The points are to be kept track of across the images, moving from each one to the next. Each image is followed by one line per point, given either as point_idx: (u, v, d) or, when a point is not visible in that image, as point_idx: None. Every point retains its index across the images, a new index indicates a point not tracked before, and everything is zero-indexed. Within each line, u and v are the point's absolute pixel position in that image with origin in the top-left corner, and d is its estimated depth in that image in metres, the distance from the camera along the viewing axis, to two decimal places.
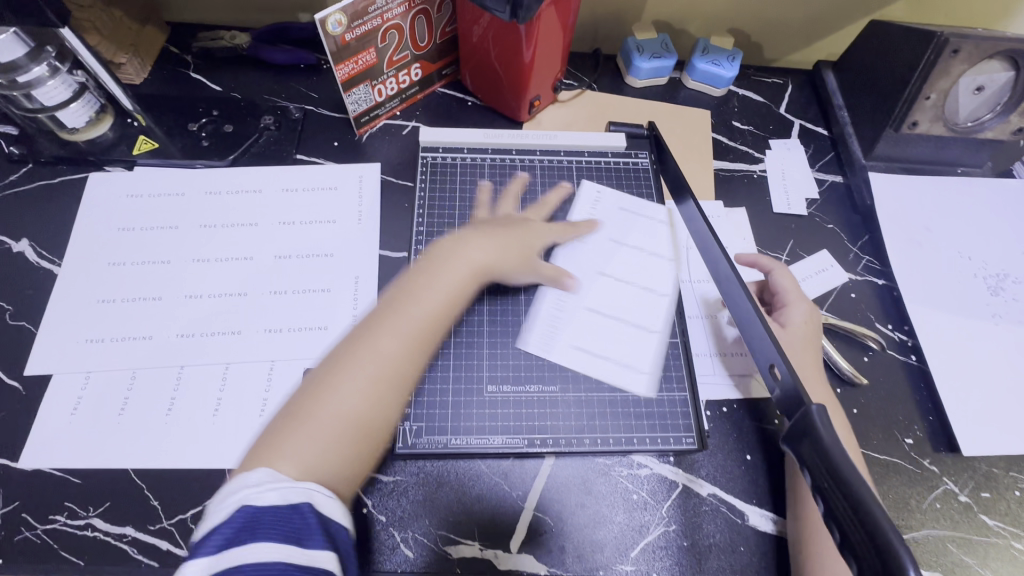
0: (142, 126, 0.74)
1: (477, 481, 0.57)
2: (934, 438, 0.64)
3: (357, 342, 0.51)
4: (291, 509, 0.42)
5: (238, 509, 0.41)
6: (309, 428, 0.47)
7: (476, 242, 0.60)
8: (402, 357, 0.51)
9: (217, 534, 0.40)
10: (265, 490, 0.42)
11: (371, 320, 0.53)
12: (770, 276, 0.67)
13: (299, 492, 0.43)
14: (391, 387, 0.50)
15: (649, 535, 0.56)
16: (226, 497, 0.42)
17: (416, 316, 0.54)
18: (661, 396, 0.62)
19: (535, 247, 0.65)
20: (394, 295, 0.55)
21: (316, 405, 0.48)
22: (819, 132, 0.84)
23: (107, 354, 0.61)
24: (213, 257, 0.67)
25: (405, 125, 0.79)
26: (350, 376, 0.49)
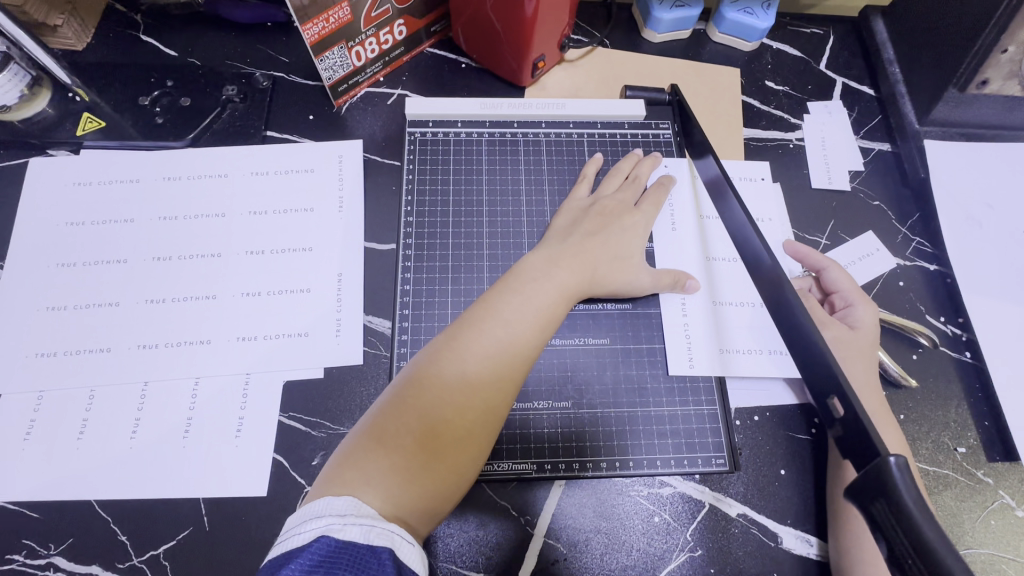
0: (86, 102, 0.65)
1: (483, 507, 0.51)
2: (991, 445, 0.57)
3: (440, 359, 0.47)
4: (370, 550, 0.37)
5: (319, 539, 0.37)
6: (395, 452, 0.43)
7: (585, 247, 0.55)
8: (491, 376, 0.47)
9: (298, 563, 0.36)
10: (350, 523, 0.38)
11: (462, 332, 0.49)
12: (822, 273, 0.59)
13: (382, 534, 0.38)
14: (480, 410, 0.46)
15: (672, 562, 0.50)
16: (308, 522, 0.38)
17: (516, 331, 0.49)
18: (686, 410, 0.55)
19: (638, 245, 0.58)
20: (486, 305, 0.50)
21: (404, 427, 0.44)
22: (865, 92, 0.74)
23: (61, 370, 0.54)
24: (175, 255, 0.59)
25: (390, 93, 0.69)
26: (439, 396, 0.46)
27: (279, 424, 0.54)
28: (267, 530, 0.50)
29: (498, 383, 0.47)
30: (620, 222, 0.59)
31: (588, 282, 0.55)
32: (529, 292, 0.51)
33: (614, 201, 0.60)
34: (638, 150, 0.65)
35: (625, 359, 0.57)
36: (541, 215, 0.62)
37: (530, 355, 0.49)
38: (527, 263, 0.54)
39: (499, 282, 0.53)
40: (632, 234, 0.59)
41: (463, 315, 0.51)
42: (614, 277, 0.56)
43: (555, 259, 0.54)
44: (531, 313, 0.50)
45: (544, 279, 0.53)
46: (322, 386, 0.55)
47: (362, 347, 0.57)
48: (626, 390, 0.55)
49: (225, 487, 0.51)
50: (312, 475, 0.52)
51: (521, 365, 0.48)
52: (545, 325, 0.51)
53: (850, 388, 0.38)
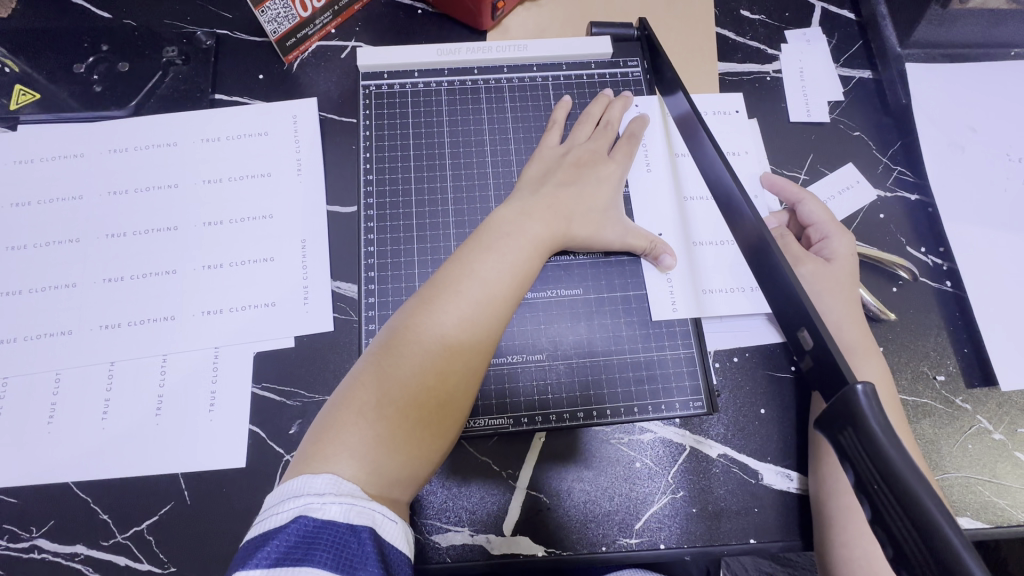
0: (17, 73, 0.61)
1: (466, 463, 0.51)
2: (970, 372, 0.57)
3: (416, 323, 0.46)
4: (350, 530, 0.36)
5: (298, 520, 0.36)
6: (374, 424, 0.42)
7: (556, 199, 0.53)
8: (466, 340, 0.46)
9: (275, 544, 0.35)
10: (330, 502, 0.37)
11: (433, 297, 0.47)
12: (799, 206, 0.58)
13: (362, 512, 0.37)
14: (459, 374, 0.45)
15: (654, 505, 0.51)
16: (287, 502, 0.37)
17: (494, 290, 0.48)
18: (663, 355, 0.55)
19: (611, 193, 0.56)
20: (460, 265, 0.48)
21: (380, 398, 0.43)
22: (846, 15, 0.70)
23: (22, 356, 0.52)
24: (129, 231, 0.57)
25: (343, 46, 0.65)
26: (414, 363, 0.44)
27: (253, 396, 0.53)
28: (249, 500, 0.50)
29: (477, 344, 0.46)
30: (595, 172, 0.57)
31: (564, 236, 0.53)
32: (503, 249, 0.50)
33: (587, 149, 0.58)
34: (609, 90, 0.62)
35: (600, 309, 0.56)
36: (507, 166, 0.60)
37: (506, 314, 0.48)
38: (497, 218, 0.52)
39: (472, 240, 0.51)
40: (608, 183, 0.56)
41: (436, 276, 0.49)
42: (590, 228, 0.54)
43: (527, 212, 0.52)
44: (507, 270, 0.49)
45: (518, 234, 0.51)
46: (295, 355, 0.54)
47: (331, 313, 0.55)
48: (603, 338, 0.55)
49: (204, 462, 0.50)
50: (290, 443, 0.51)
51: (499, 325, 0.47)
52: (521, 282, 0.49)
53: (819, 321, 0.37)
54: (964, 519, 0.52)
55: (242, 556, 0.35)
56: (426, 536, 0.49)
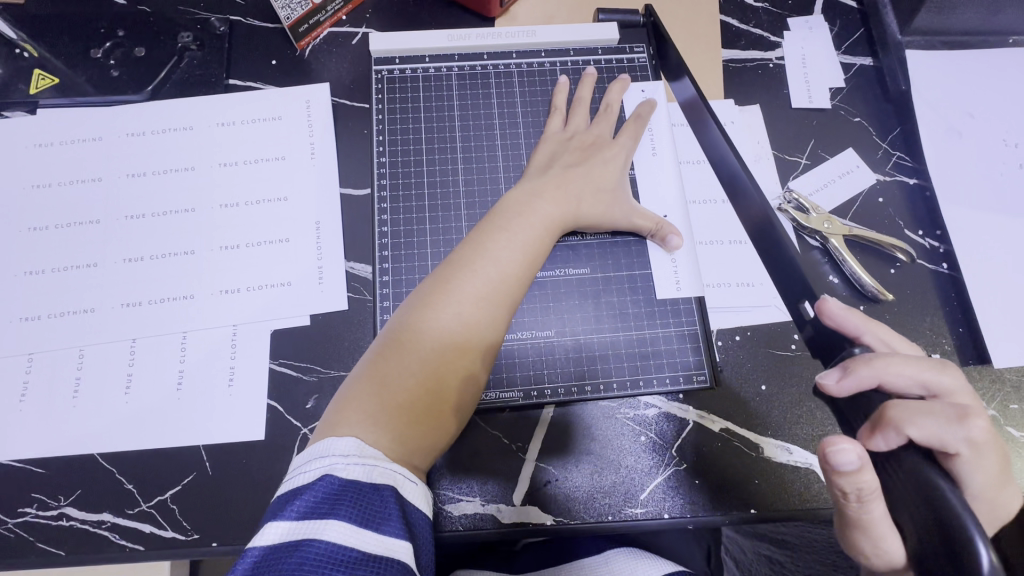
0: (35, 58, 0.62)
1: (480, 435, 0.53)
2: (964, 350, 0.59)
3: (433, 298, 0.48)
4: (372, 489, 0.38)
5: (323, 478, 0.38)
6: (392, 393, 0.44)
7: (564, 181, 0.55)
8: (480, 317, 0.47)
9: (303, 499, 0.37)
10: (353, 463, 0.39)
11: (447, 276, 0.49)
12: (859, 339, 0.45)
13: (384, 474, 0.39)
14: (473, 349, 0.47)
15: (658, 477, 0.53)
16: (315, 461, 0.39)
17: (506, 269, 0.49)
18: (668, 333, 0.56)
19: (617, 176, 0.57)
20: (475, 244, 0.50)
21: (397, 370, 0.45)
22: (847, 3, 0.71)
23: (47, 332, 0.54)
24: (148, 213, 0.58)
25: (353, 32, 0.66)
26: (430, 338, 0.46)
27: (270, 371, 0.55)
28: (267, 471, 0.52)
29: (491, 321, 0.48)
30: (603, 155, 0.58)
31: (575, 216, 0.54)
32: (514, 231, 0.51)
33: (590, 134, 0.59)
34: (591, 68, 0.63)
35: (607, 288, 0.57)
36: (516, 150, 0.61)
37: (519, 293, 0.50)
38: (510, 199, 0.54)
39: (484, 221, 0.52)
40: (614, 164, 0.58)
41: (451, 257, 0.50)
42: (599, 207, 0.55)
43: (537, 192, 0.54)
44: (519, 249, 0.50)
45: (530, 215, 0.52)
46: (310, 332, 0.56)
47: (345, 292, 0.57)
48: (609, 317, 0.56)
49: (224, 434, 0.52)
50: (307, 417, 0.53)
51: (511, 302, 0.49)
52: (532, 261, 0.51)
53: (818, 295, 0.47)
54: None
55: (273, 510, 0.38)
56: (441, 504, 0.51)
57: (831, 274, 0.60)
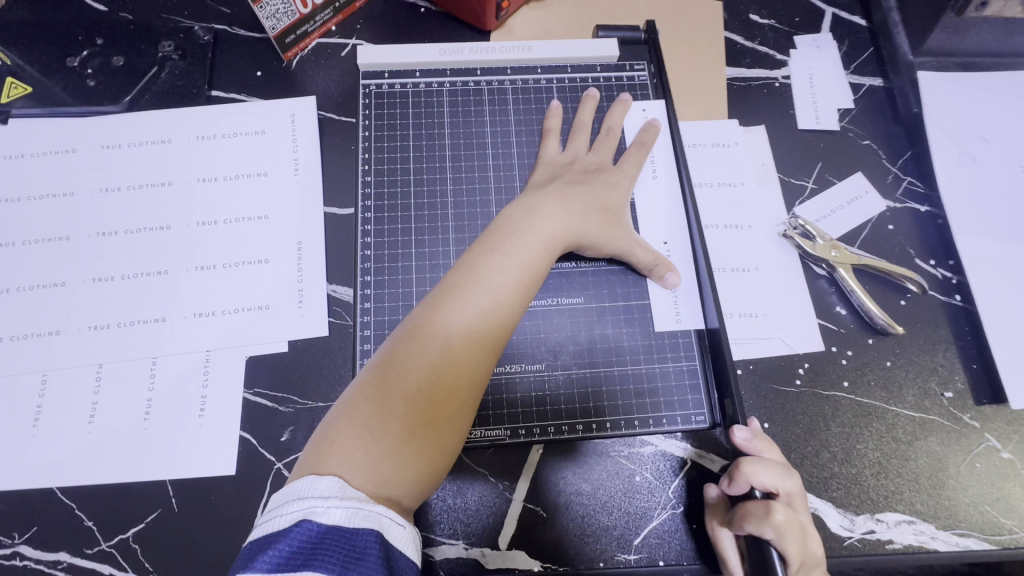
0: (10, 65, 0.59)
1: (464, 474, 0.50)
2: (978, 388, 0.56)
3: (423, 324, 0.44)
4: (354, 534, 0.35)
5: (302, 523, 0.35)
6: (376, 430, 0.40)
7: (567, 202, 0.52)
8: (472, 345, 0.44)
9: (278, 548, 0.34)
10: (334, 506, 0.36)
11: (436, 301, 0.45)
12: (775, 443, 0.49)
13: (368, 516, 0.36)
14: (464, 382, 0.43)
15: (655, 519, 0.50)
16: (292, 503, 0.36)
17: (501, 291, 0.46)
18: (666, 365, 0.53)
19: (619, 200, 0.55)
20: (469, 264, 0.47)
21: (381, 404, 0.41)
22: (856, 22, 0.68)
23: (8, 356, 0.51)
24: (121, 230, 0.55)
25: (343, 44, 0.63)
26: (417, 369, 0.42)
27: (245, 401, 0.52)
28: (239, 508, 0.49)
29: (485, 345, 0.44)
30: (603, 178, 0.55)
31: (576, 236, 0.51)
32: (510, 253, 0.48)
33: (591, 159, 0.57)
34: (592, 90, 0.60)
35: (602, 317, 0.54)
36: (510, 170, 0.59)
37: (516, 314, 0.47)
38: (507, 217, 0.51)
39: (478, 241, 0.49)
40: (617, 188, 0.55)
41: (443, 279, 0.47)
42: (600, 229, 0.52)
43: (537, 208, 0.51)
44: (516, 269, 0.47)
45: (528, 234, 0.49)
46: (288, 360, 0.53)
47: (326, 318, 0.54)
48: (604, 349, 0.53)
49: (192, 469, 0.49)
50: (282, 451, 0.50)
51: (508, 325, 0.46)
52: (530, 283, 0.47)
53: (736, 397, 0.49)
54: (970, 539, 0.51)
55: (246, 556, 0.35)
56: (429, 545, 0.48)
57: (838, 304, 0.57)
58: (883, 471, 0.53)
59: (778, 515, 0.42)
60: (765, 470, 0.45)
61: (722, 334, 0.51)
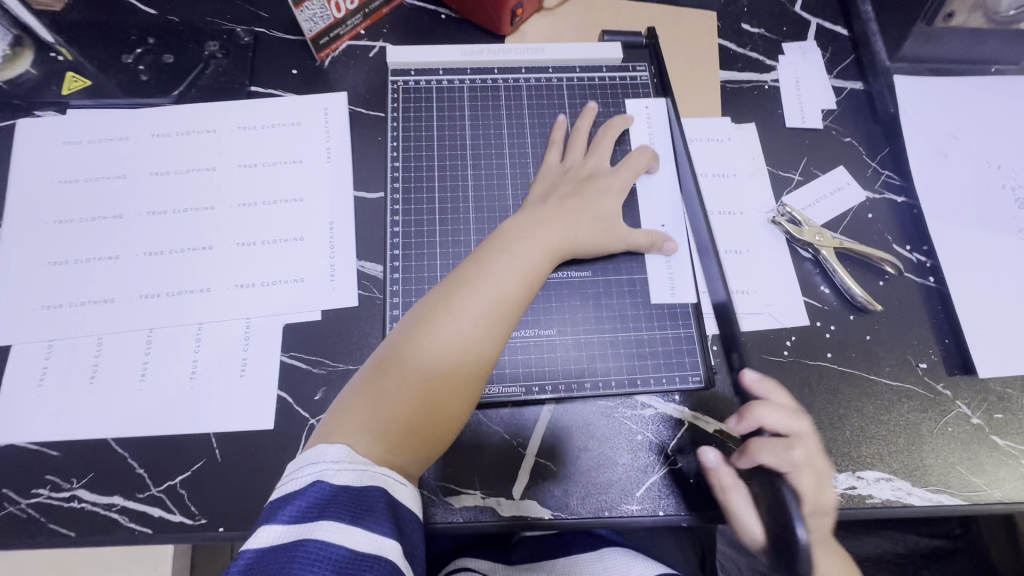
0: (69, 61, 0.65)
1: (481, 430, 0.55)
2: (950, 360, 0.61)
3: (434, 317, 0.49)
4: (362, 490, 0.40)
5: (315, 484, 0.39)
6: (384, 408, 0.45)
7: (567, 212, 0.56)
8: (474, 338, 0.48)
9: (294, 505, 0.38)
10: (343, 469, 0.41)
11: (443, 297, 0.50)
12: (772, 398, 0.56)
13: (374, 476, 0.41)
14: (464, 371, 0.48)
15: (654, 475, 0.54)
16: (306, 467, 0.41)
17: (504, 291, 0.50)
18: (665, 333, 0.59)
19: (614, 205, 0.59)
20: (478, 267, 0.52)
21: (390, 387, 0.46)
22: (838, 31, 0.75)
23: (67, 321, 0.56)
24: (169, 209, 0.61)
25: (371, 46, 0.69)
26: (422, 357, 0.47)
27: (282, 363, 0.57)
28: (276, 459, 0.54)
29: (488, 341, 0.49)
30: (599, 184, 0.60)
31: (572, 244, 0.56)
32: (513, 257, 0.52)
33: (585, 167, 0.61)
34: (592, 103, 0.66)
35: (607, 291, 0.60)
36: (523, 158, 0.64)
37: (516, 315, 0.51)
38: (512, 225, 0.55)
39: (486, 246, 0.54)
40: (612, 194, 0.59)
41: (450, 278, 0.52)
42: (593, 236, 0.57)
43: (540, 220, 0.56)
44: (517, 274, 0.52)
45: (530, 241, 0.54)
46: (321, 327, 0.58)
47: (356, 290, 0.59)
48: (608, 318, 0.59)
49: (234, 424, 0.54)
50: (316, 408, 0.55)
51: (509, 323, 0.50)
52: (529, 287, 0.52)
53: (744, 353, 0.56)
54: (942, 495, 0.56)
55: (267, 515, 0.39)
56: (431, 502, 0.52)
57: (822, 284, 0.63)
58: (863, 434, 0.58)
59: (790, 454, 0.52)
60: (781, 416, 0.53)
61: (729, 306, 0.57)
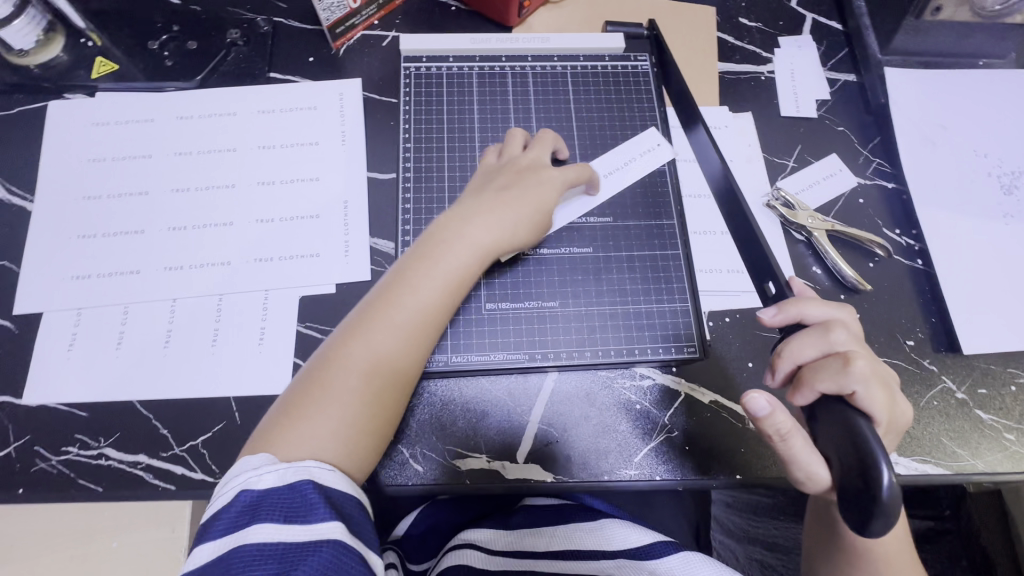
0: (98, 47, 0.69)
1: (487, 397, 0.58)
2: (936, 338, 0.64)
3: (353, 330, 0.51)
4: (288, 489, 0.43)
5: (240, 494, 0.42)
6: (311, 416, 0.47)
7: (494, 213, 0.57)
8: (396, 348, 0.51)
9: (223, 518, 0.41)
10: (264, 473, 0.43)
11: (367, 310, 0.52)
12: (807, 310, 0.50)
13: (297, 472, 0.44)
14: (387, 378, 0.50)
15: (651, 442, 0.57)
16: (229, 482, 0.43)
17: (423, 302, 0.53)
18: (663, 308, 0.61)
19: (547, 203, 0.59)
20: (398, 281, 0.53)
21: (319, 395, 0.48)
22: (833, 26, 0.78)
23: (95, 290, 0.59)
24: (192, 187, 0.64)
25: (384, 35, 0.73)
26: (344, 366, 0.49)
27: (298, 333, 0.59)
28: None
29: (404, 350, 0.51)
30: (535, 177, 0.59)
31: (502, 249, 0.57)
32: (435, 266, 0.54)
33: (526, 159, 0.61)
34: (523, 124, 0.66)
35: (608, 268, 0.62)
36: None
37: (433, 324, 0.53)
38: (436, 230, 0.56)
39: (409, 256, 0.55)
40: (548, 186, 0.59)
41: (376, 290, 0.54)
42: (524, 242, 0.59)
43: (465, 221, 0.56)
44: (437, 285, 0.53)
45: (451, 248, 0.55)
46: (335, 300, 0.61)
47: (369, 265, 0.62)
48: (609, 292, 0.61)
49: (252, 389, 0.57)
50: None
51: (427, 333, 0.53)
52: (449, 296, 0.54)
53: (782, 278, 0.52)
54: (927, 465, 0.59)
55: (203, 531, 0.41)
56: (394, 463, 0.55)
57: (814, 265, 0.66)
58: None
59: (849, 370, 0.45)
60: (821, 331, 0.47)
61: (778, 270, 0.52)
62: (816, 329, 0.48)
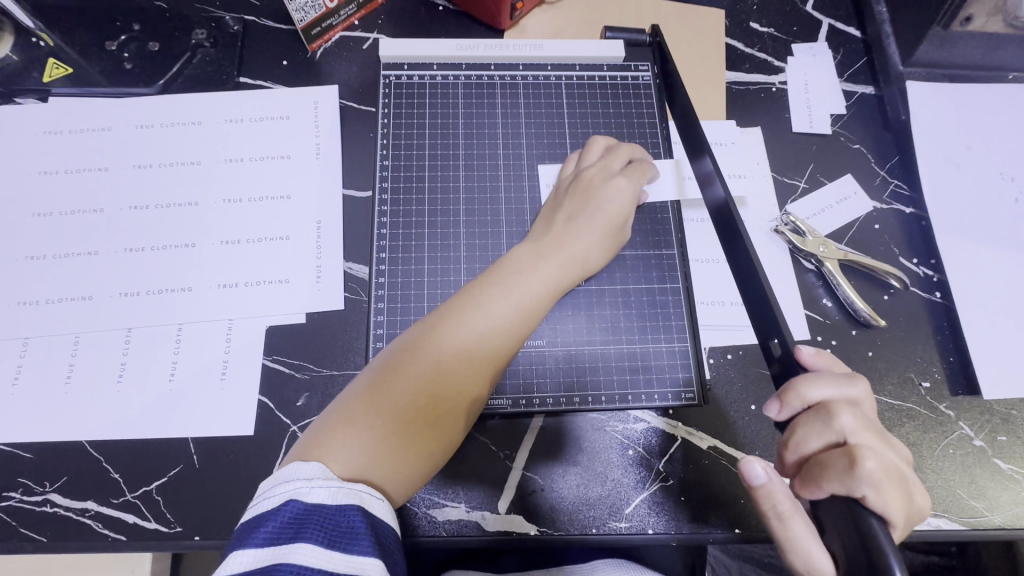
0: (50, 47, 0.63)
1: (468, 443, 0.53)
2: (954, 379, 0.59)
3: (423, 340, 0.47)
4: (338, 511, 0.37)
5: (289, 504, 0.37)
6: (368, 427, 0.43)
7: (572, 236, 0.53)
8: (465, 368, 0.46)
9: (267, 527, 0.35)
10: (317, 486, 0.38)
11: (438, 320, 0.48)
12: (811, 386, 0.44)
13: (350, 493, 0.38)
14: (451, 401, 0.45)
15: (645, 492, 0.53)
16: (278, 485, 0.38)
17: (499, 321, 0.48)
18: (659, 347, 0.57)
19: (621, 213, 0.55)
20: (472, 295, 0.49)
21: (379, 406, 0.44)
22: (851, 33, 0.72)
23: (44, 318, 0.54)
24: (151, 204, 0.59)
25: (365, 38, 0.67)
26: (411, 379, 0.45)
27: (263, 367, 0.55)
28: (256, 466, 0.52)
29: (474, 373, 0.46)
30: (607, 191, 0.55)
31: (574, 272, 0.53)
32: (513, 285, 0.49)
33: (598, 167, 0.57)
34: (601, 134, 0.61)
35: (601, 300, 0.58)
36: (518, 159, 0.62)
37: (511, 344, 0.49)
38: (513, 254, 0.52)
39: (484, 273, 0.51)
40: (620, 198, 0.55)
41: (446, 302, 0.49)
42: (595, 262, 0.54)
43: (545, 247, 0.52)
44: (514, 304, 0.49)
45: (530, 269, 0.51)
46: (305, 331, 0.56)
47: (342, 293, 0.57)
48: (601, 328, 0.57)
49: (213, 429, 0.52)
50: (297, 415, 0.53)
51: (499, 357, 0.48)
52: (526, 319, 0.49)
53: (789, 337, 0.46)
54: (942, 520, 0.54)
55: (238, 538, 0.36)
56: None
57: (825, 298, 0.61)
58: None
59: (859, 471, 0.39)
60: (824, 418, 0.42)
61: (784, 326, 0.46)
62: (817, 416, 0.43)
